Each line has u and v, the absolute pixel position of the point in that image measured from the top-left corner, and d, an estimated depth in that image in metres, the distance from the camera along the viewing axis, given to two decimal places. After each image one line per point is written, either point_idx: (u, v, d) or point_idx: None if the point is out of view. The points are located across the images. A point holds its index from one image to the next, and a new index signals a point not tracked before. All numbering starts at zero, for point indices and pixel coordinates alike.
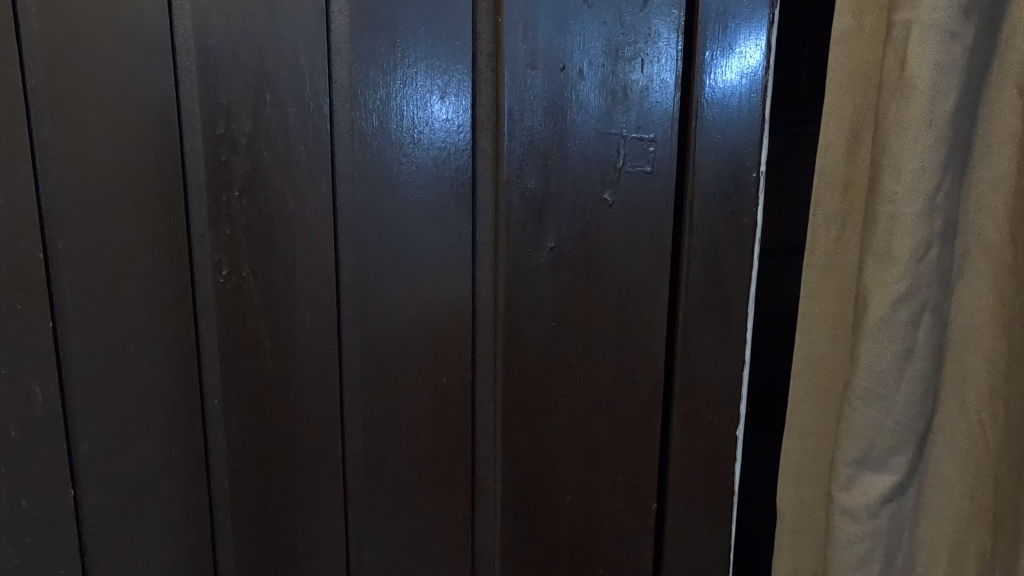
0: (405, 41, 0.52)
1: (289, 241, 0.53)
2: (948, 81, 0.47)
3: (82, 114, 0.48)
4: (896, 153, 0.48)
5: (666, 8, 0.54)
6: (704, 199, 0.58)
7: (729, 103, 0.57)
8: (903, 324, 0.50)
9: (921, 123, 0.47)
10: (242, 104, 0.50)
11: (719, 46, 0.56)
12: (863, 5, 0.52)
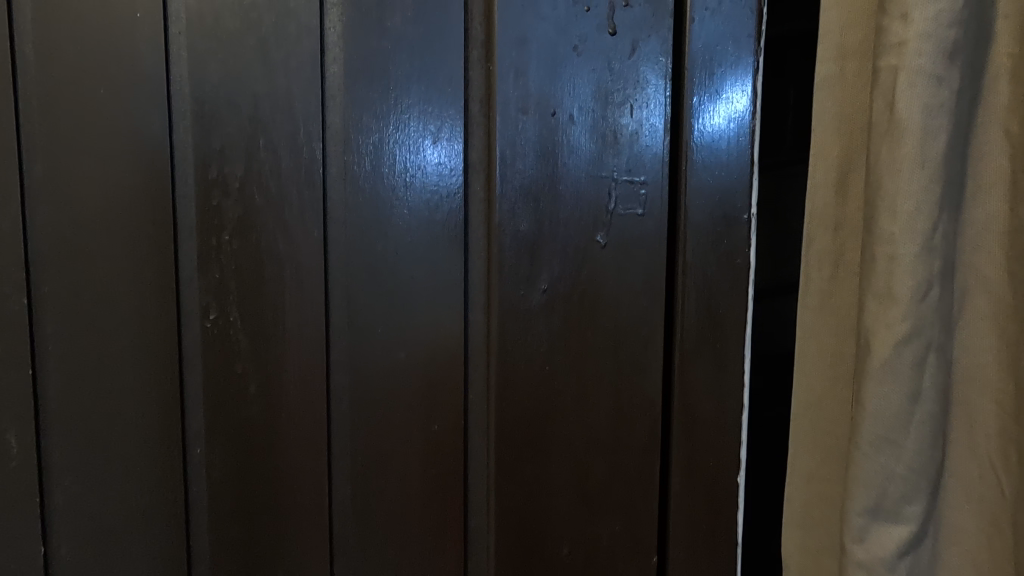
0: (398, 88, 0.53)
1: (278, 283, 0.53)
2: (938, 123, 0.47)
3: (75, 159, 0.49)
4: (891, 193, 0.48)
5: (653, 55, 0.55)
6: (697, 241, 0.57)
7: (718, 146, 0.57)
8: (909, 366, 0.49)
9: (913, 164, 0.47)
10: (236, 148, 0.51)
11: (706, 91, 0.57)
12: (846, 51, 0.52)
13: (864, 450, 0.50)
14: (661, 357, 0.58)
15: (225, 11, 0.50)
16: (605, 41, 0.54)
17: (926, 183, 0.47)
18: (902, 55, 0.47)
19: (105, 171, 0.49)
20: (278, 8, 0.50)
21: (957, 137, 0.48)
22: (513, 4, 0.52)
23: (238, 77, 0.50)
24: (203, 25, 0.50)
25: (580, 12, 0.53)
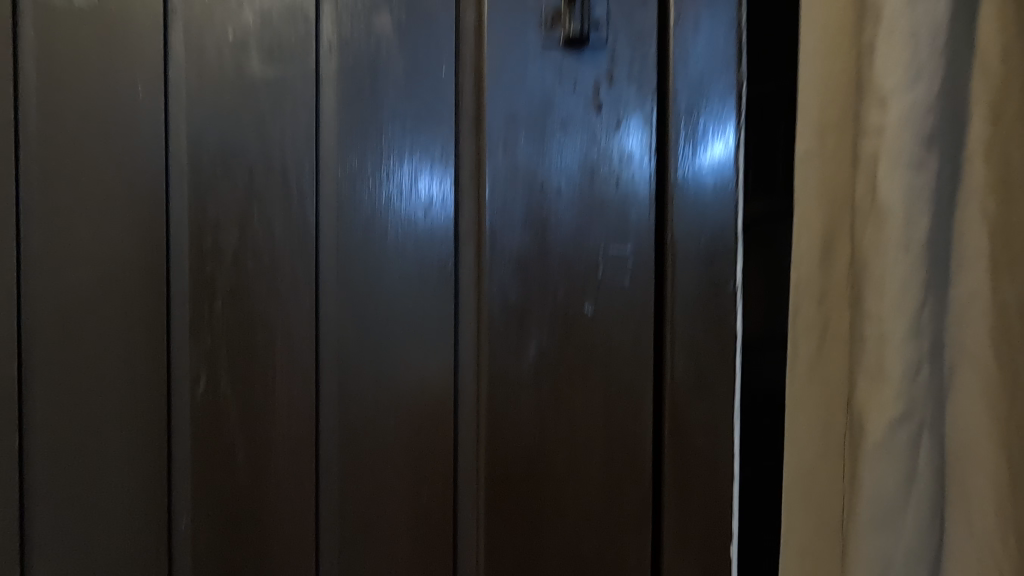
0: (391, 156, 0.53)
1: (269, 349, 0.53)
2: (923, 160, 0.37)
3: (74, 228, 0.53)
4: (876, 245, 0.38)
5: (631, 113, 0.53)
6: (684, 309, 0.53)
7: (701, 203, 0.53)
8: (906, 446, 0.40)
9: (899, 213, 0.37)
10: (230, 217, 0.53)
11: (688, 160, 0.53)
12: (831, 98, 0.47)
13: (860, 538, 0.41)
14: (650, 433, 0.54)
15: (227, 88, 0.53)
16: (589, 117, 0.53)
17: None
18: (882, 127, 0.37)
19: (99, 238, 0.53)
20: (275, 87, 0.53)
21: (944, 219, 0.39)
22: (502, 79, 0.52)
23: (234, 149, 0.53)
24: (203, 102, 0.53)
25: (566, 88, 0.52)
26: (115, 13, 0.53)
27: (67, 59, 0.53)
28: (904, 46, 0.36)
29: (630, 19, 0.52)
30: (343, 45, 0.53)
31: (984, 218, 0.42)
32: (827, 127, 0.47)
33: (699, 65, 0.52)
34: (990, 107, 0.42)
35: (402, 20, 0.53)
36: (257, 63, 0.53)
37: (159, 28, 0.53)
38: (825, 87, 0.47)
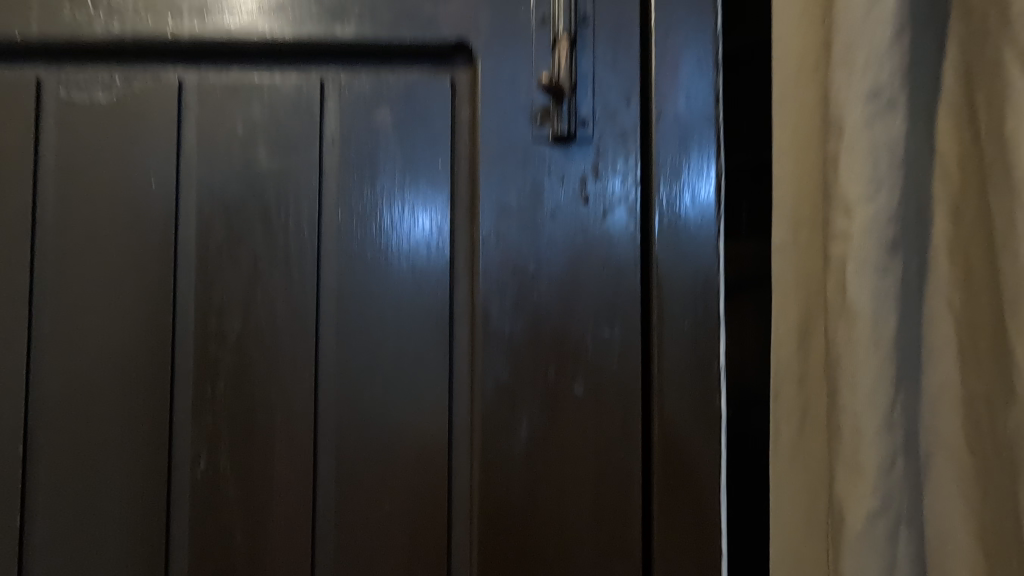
0: (388, 196, 0.56)
1: (268, 430, 0.55)
2: (890, 272, 0.40)
3: (83, 313, 0.55)
4: (848, 342, 0.40)
5: (616, 159, 0.55)
6: (673, 353, 0.54)
7: (687, 240, 0.55)
8: (885, 537, 0.40)
9: (869, 315, 0.39)
10: (234, 301, 0.55)
11: (672, 200, 0.55)
12: (802, 195, 0.50)
13: None
14: (640, 518, 0.54)
15: (235, 154, 0.56)
16: (578, 210, 0.55)
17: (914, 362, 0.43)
18: (848, 233, 0.39)
19: (107, 323, 0.55)
20: (280, 175, 0.56)
21: (907, 318, 0.41)
22: (493, 173, 0.55)
23: (240, 237, 0.55)
24: (213, 193, 0.56)
25: (553, 181, 0.55)
26: (132, 109, 0.56)
27: (84, 153, 0.56)
28: (864, 159, 0.39)
29: (615, 117, 0.55)
30: (345, 139, 0.56)
31: (948, 310, 0.44)
32: (799, 223, 0.50)
33: (679, 159, 0.55)
34: (950, 207, 0.45)
35: (402, 116, 0.56)
36: (264, 156, 0.56)
37: (173, 123, 0.56)
38: (796, 184, 0.50)
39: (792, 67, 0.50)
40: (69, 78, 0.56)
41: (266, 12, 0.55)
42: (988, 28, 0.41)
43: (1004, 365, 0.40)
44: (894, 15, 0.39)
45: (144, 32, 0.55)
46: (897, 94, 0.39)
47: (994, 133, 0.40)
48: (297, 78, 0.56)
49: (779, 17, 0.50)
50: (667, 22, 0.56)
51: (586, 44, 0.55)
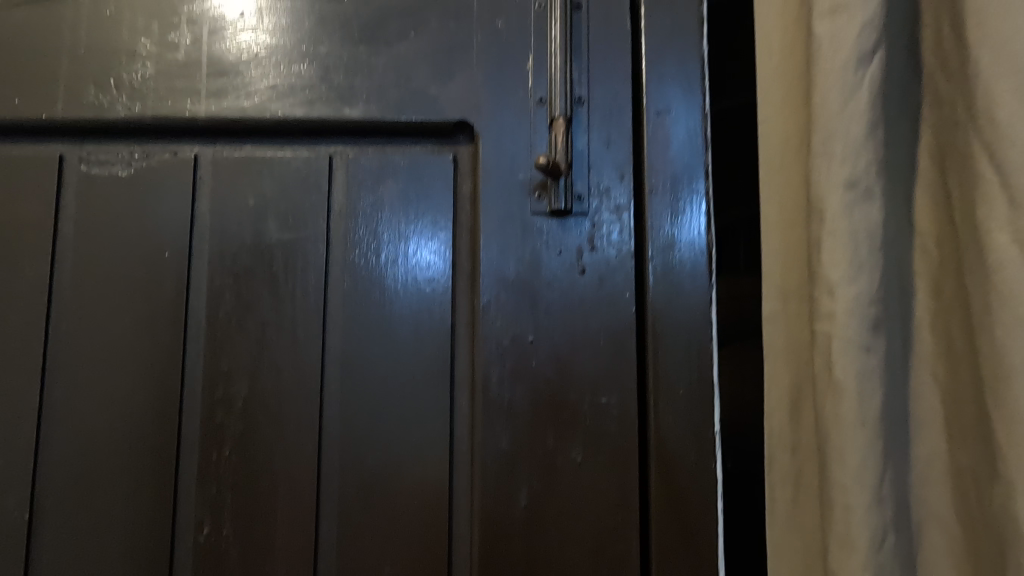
0: (392, 241, 0.58)
1: (271, 496, 0.56)
2: (873, 353, 0.42)
3: (93, 380, 0.56)
4: (836, 418, 0.42)
5: (610, 212, 0.58)
6: (670, 404, 0.56)
7: (681, 289, 0.57)
8: None
9: (856, 394, 0.41)
10: (241, 367, 0.56)
11: (665, 250, 0.57)
12: (790, 266, 0.51)
13: None
14: None
15: (244, 208, 0.58)
16: (574, 281, 0.57)
17: (902, 436, 0.45)
18: (832, 313, 0.41)
19: (117, 390, 0.56)
20: (287, 242, 0.57)
21: (892, 394, 0.43)
22: (493, 244, 0.57)
23: (248, 306, 0.57)
24: (224, 263, 0.57)
25: (551, 252, 0.57)
26: (149, 183, 0.58)
27: (101, 224, 0.58)
28: (845, 245, 0.41)
29: (610, 192, 0.58)
30: (351, 212, 0.58)
31: (933, 383, 0.46)
32: (787, 295, 0.51)
33: (671, 232, 0.57)
34: (930, 283, 0.47)
35: (407, 190, 0.58)
36: (273, 228, 0.58)
37: (187, 196, 0.58)
38: (784, 257, 0.52)
39: (776, 147, 0.53)
40: (90, 154, 0.59)
41: (280, 94, 0.58)
42: (957, 119, 0.44)
43: (987, 439, 0.41)
44: (869, 110, 0.42)
45: (163, 113, 0.58)
46: (873, 182, 0.42)
47: (967, 218, 0.42)
48: (306, 153, 0.59)
49: (763, 101, 0.53)
50: (659, 103, 0.59)
51: (582, 123, 0.58)
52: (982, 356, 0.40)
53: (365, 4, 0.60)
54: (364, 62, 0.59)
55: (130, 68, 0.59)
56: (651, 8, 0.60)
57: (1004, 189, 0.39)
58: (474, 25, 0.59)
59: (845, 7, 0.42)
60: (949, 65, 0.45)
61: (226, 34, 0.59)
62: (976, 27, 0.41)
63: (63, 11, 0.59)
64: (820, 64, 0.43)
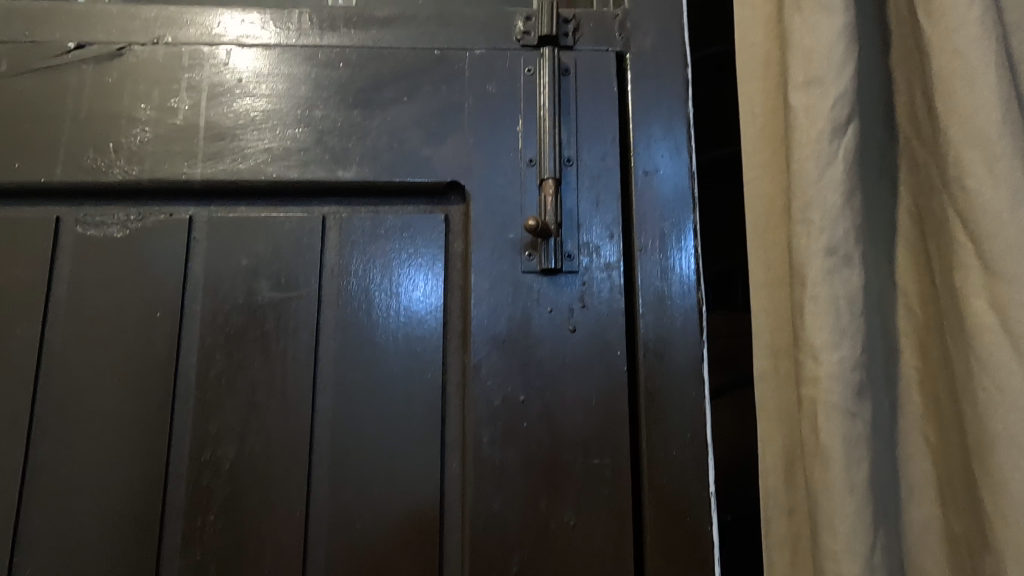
0: (383, 298, 0.58)
1: (256, 564, 0.54)
2: (861, 419, 0.43)
3: (81, 443, 0.56)
4: (824, 484, 0.42)
5: (600, 269, 0.58)
6: (662, 464, 0.55)
7: (672, 346, 0.57)
8: None
9: (842, 458, 0.42)
10: (230, 429, 0.56)
11: (655, 307, 0.58)
12: (778, 326, 0.52)
13: None
14: None
15: (237, 267, 0.58)
16: (564, 339, 0.57)
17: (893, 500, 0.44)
18: (817, 377, 0.43)
19: (104, 453, 0.55)
20: (279, 302, 0.58)
21: (881, 458, 0.44)
22: (484, 303, 0.57)
23: (239, 366, 0.57)
24: (216, 324, 0.58)
25: (542, 310, 0.57)
26: (143, 244, 0.59)
27: (95, 285, 0.58)
28: (827, 314, 0.43)
29: (599, 250, 0.58)
30: (344, 273, 0.58)
31: (924, 444, 0.46)
32: (777, 353, 0.52)
33: (661, 290, 0.58)
34: (916, 343, 0.47)
35: (399, 250, 0.59)
36: (266, 288, 0.58)
37: (181, 257, 0.58)
38: (771, 316, 0.52)
39: (761, 208, 0.54)
40: (87, 216, 0.59)
41: (275, 157, 0.60)
42: (933, 184, 0.45)
43: (977, 504, 0.41)
44: (844, 179, 0.45)
45: (161, 176, 0.59)
46: (852, 249, 0.44)
47: (947, 281, 0.44)
48: (300, 214, 0.59)
49: (747, 164, 0.55)
50: (646, 163, 0.60)
51: (571, 184, 0.59)
52: (967, 419, 0.41)
53: (360, 70, 0.62)
54: (358, 126, 0.60)
55: (130, 133, 0.60)
56: (637, 72, 0.62)
57: (979, 255, 0.41)
58: (465, 89, 0.61)
59: (819, 81, 0.46)
60: (922, 131, 0.47)
61: (224, 100, 0.61)
62: (944, 98, 0.44)
63: (66, 78, 0.61)
64: (796, 136, 0.46)
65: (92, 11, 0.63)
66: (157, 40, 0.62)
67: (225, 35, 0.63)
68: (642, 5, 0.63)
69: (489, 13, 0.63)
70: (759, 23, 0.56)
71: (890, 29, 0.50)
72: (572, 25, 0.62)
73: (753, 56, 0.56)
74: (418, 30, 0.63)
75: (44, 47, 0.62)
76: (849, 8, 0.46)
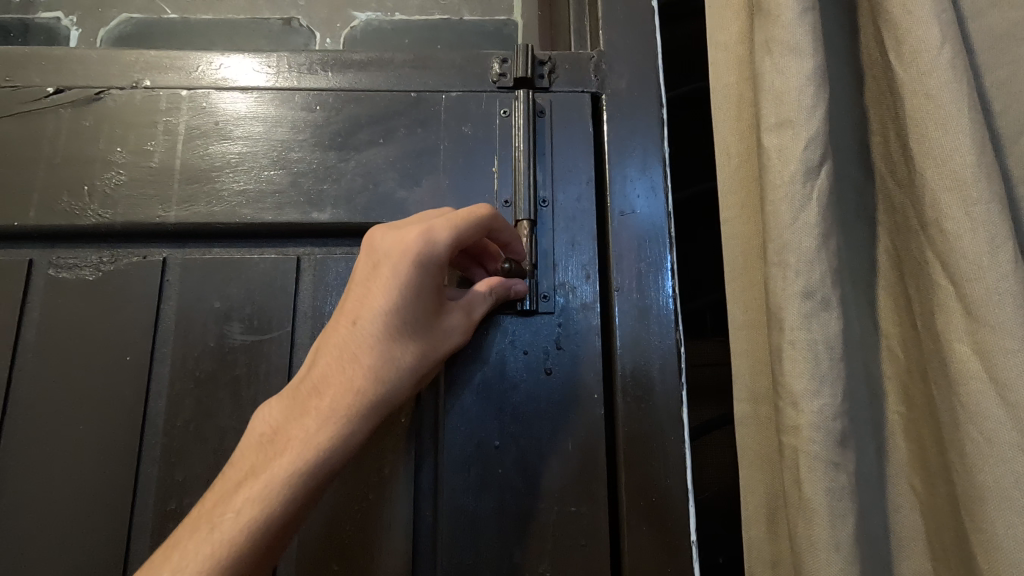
0: None
1: None
2: (845, 469, 0.41)
3: (42, 493, 0.53)
4: (807, 539, 0.41)
5: (576, 309, 0.57)
6: (641, 513, 0.53)
7: (653, 388, 0.56)
8: None
9: (826, 510, 0.40)
10: (197, 477, 0.54)
11: (632, 349, 0.56)
12: (759, 370, 0.50)
13: None
14: None
15: (210, 308, 0.57)
16: (540, 381, 0.56)
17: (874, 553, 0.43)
18: (798, 426, 0.42)
19: (64, 504, 0.53)
20: (252, 348, 0.57)
21: (863, 512, 0.42)
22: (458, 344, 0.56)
23: (208, 412, 0.55)
24: (185, 368, 0.56)
25: (517, 353, 0.56)
26: (113, 286, 0.58)
27: (63, 330, 0.57)
28: (805, 360, 0.42)
29: (575, 290, 0.57)
30: (318, 315, 0.57)
31: (912, 494, 0.45)
32: (757, 398, 0.50)
33: (639, 331, 0.57)
34: (899, 388, 0.46)
35: None
36: (238, 331, 0.57)
37: (152, 300, 0.57)
38: (752, 359, 0.51)
39: (738, 250, 0.53)
40: (59, 258, 0.59)
41: (249, 199, 0.59)
42: (910, 225, 0.45)
43: (970, 562, 0.39)
44: (819, 222, 0.44)
45: (133, 219, 0.59)
46: (829, 293, 0.43)
47: (929, 325, 0.43)
48: (274, 256, 0.59)
49: (722, 205, 0.54)
50: (622, 203, 0.59)
51: (547, 225, 0.59)
52: (955, 472, 0.40)
53: (337, 112, 0.62)
54: (334, 168, 0.60)
55: (104, 176, 0.60)
56: (613, 113, 0.62)
57: (960, 300, 0.40)
58: (441, 131, 0.61)
59: (791, 122, 0.45)
60: (897, 172, 0.46)
61: (201, 142, 0.61)
62: (917, 140, 0.43)
63: (44, 122, 0.61)
64: (770, 177, 0.46)
65: (72, 55, 0.63)
66: (136, 83, 0.63)
67: (203, 78, 0.63)
68: (617, 47, 0.64)
69: (466, 56, 0.63)
70: (732, 65, 0.56)
71: (863, 70, 0.50)
72: (548, 67, 0.63)
73: (727, 96, 0.56)
74: (394, 73, 0.63)
75: (24, 92, 0.62)
76: (819, 52, 0.46)
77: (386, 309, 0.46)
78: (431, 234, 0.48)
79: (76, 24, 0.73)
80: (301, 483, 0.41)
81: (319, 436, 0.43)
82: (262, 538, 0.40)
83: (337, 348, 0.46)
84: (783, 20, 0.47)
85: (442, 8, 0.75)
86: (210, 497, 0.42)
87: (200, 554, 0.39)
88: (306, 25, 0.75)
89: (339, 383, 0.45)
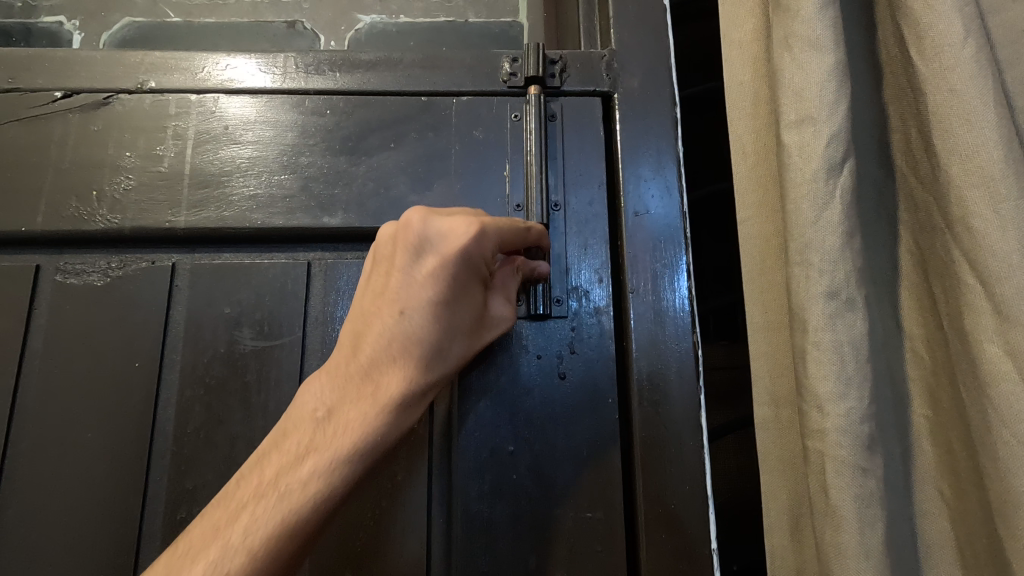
0: None
1: None
2: (872, 473, 0.40)
3: (50, 503, 0.53)
4: (835, 546, 0.40)
5: (591, 312, 0.56)
6: (658, 521, 0.52)
7: (668, 391, 0.55)
8: None
9: (854, 515, 0.39)
10: (207, 483, 0.53)
11: (648, 351, 0.55)
12: (778, 374, 0.49)
13: None
14: None
15: (219, 311, 0.57)
16: (554, 386, 0.55)
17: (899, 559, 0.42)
18: (824, 430, 0.41)
19: (73, 514, 0.52)
20: (263, 354, 0.56)
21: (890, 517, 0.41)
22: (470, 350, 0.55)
23: (218, 419, 0.55)
24: (195, 375, 0.56)
25: (530, 358, 0.55)
26: (121, 292, 0.57)
27: (71, 336, 0.56)
28: (831, 362, 0.41)
29: (589, 295, 0.57)
30: (328, 320, 0.57)
31: (939, 499, 0.44)
32: (778, 402, 0.49)
33: (655, 334, 0.56)
34: (924, 390, 0.45)
35: None
36: (247, 337, 0.56)
37: (161, 305, 0.57)
38: (772, 363, 0.50)
39: (755, 250, 0.52)
40: (67, 264, 0.58)
41: (259, 204, 0.59)
42: (935, 225, 0.44)
43: (1005, 569, 0.38)
44: (843, 221, 0.43)
45: (143, 224, 0.58)
46: (854, 293, 0.42)
47: (956, 326, 0.42)
48: (284, 261, 0.58)
49: (739, 205, 0.53)
50: (636, 204, 0.59)
51: (559, 229, 0.58)
52: (987, 474, 0.39)
53: (348, 116, 0.61)
54: (345, 172, 0.60)
55: (113, 181, 0.60)
56: (626, 114, 0.61)
57: (989, 299, 0.39)
58: (452, 134, 0.61)
59: (811, 119, 0.45)
60: (920, 170, 0.46)
61: (211, 147, 0.61)
62: (941, 136, 0.42)
63: (51, 126, 0.61)
64: (791, 175, 0.45)
65: (77, 59, 0.63)
66: (142, 86, 0.62)
67: (210, 79, 0.62)
68: (628, 46, 0.63)
69: (475, 57, 0.62)
70: (747, 62, 0.55)
71: (881, 67, 0.49)
72: (559, 66, 0.62)
73: (742, 95, 0.55)
74: (404, 74, 0.62)
75: (31, 97, 0.61)
76: (839, 47, 0.45)
77: (439, 297, 0.46)
78: (481, 232, 0.48)
79: (80, 28, 0.73)
80: (361, 460, 0.42)
81: (377, 419, 0.43)
82: (327, 508, 0.40)
83: (387, 334, 0.45)
84: (803, 16, 0.46)
85: (447, 10, 0.75)
86: (267, 469, 0.41)
87: (272, 519, 0.39)
88: (310, 28, 0.74)
89: (394, 368, 0.45)
